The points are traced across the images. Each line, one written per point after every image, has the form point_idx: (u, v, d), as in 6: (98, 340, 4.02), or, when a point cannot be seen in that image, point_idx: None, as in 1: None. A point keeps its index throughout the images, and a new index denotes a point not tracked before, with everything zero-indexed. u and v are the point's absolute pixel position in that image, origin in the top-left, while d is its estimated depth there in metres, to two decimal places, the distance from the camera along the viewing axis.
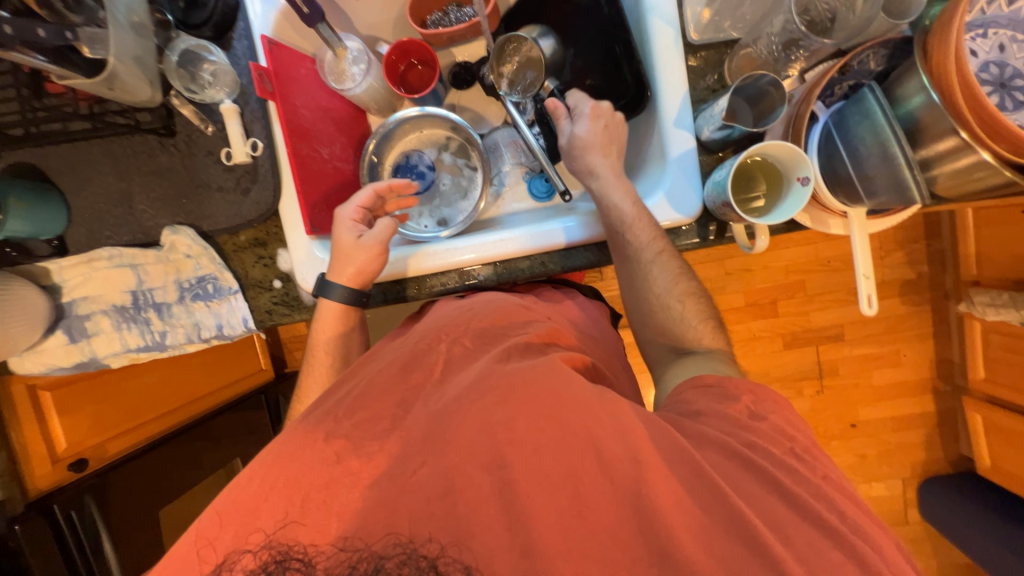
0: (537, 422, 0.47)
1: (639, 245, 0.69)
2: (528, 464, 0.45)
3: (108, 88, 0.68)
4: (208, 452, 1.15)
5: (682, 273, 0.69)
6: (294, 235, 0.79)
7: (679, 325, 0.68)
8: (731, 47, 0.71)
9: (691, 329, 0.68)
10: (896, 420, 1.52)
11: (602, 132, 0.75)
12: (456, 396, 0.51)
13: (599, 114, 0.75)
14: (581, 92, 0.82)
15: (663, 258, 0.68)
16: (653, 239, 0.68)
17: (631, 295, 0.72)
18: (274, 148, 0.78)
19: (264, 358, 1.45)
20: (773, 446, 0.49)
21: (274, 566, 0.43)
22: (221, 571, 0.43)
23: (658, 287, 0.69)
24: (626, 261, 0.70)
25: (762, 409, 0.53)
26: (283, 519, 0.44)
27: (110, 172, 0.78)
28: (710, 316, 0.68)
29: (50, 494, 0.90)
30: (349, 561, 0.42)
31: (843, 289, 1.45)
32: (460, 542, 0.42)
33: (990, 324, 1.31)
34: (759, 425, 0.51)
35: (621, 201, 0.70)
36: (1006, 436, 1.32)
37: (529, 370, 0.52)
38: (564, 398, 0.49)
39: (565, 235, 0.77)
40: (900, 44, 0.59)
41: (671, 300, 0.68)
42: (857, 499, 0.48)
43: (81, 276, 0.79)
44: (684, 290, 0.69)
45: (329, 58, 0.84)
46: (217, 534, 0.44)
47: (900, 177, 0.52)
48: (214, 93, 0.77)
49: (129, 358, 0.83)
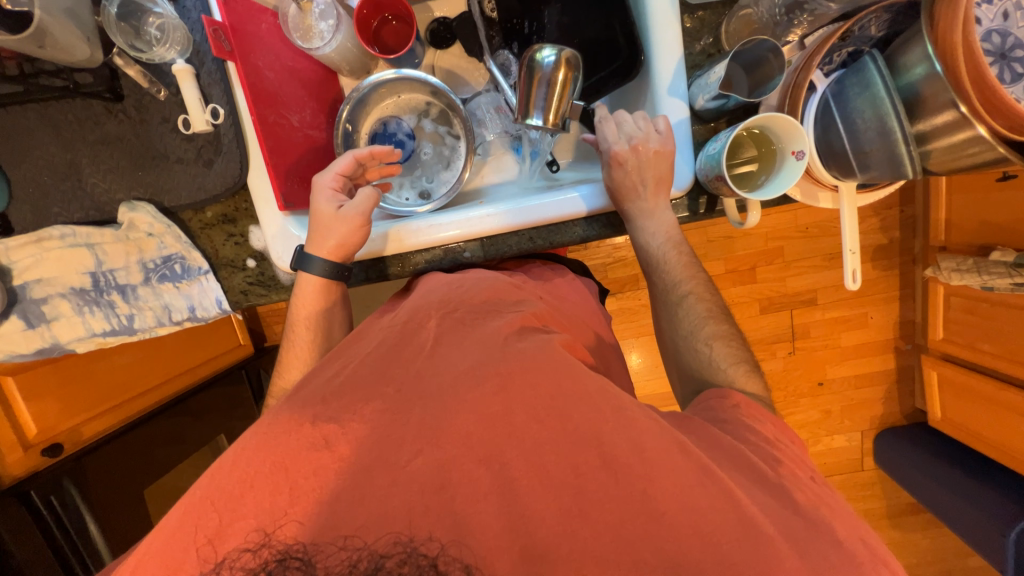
0: (537, 412, 0.47)
1: (672, 280, 0.71)
2: (528, 454, 0.46)
3: (37, 47, 0.61)
4: (190, 431, 1.13)
5: (711, 316, 0.68)
6: (266, 210, 0.74)
7: (708, 369, 0.65)
8: (729, 7, 0.68)
9: (721, 372, 0.63)
10: (860, 377, 1.61)
11: (625, 179, 0.69)
12: (449, 381, 0.50)
13: (624, 159, 0.68)
14: (614, 119, 0.71)
15: (691, 300, 0.69)
16: (681, 281, 0.70)
17: (663, 335, 0.73)
18: (237, 116, 0.72)
19: (242, 333, 1.40)
20: (801, 469, 0.52)
21: (274, 565, 0.42)
22: (221, 570, 0.42)
23: (685, 328, 0.68)
24: (658, 294, 0.73)
25: (784, 441, 0.55)
26: (280, 517, 0.43)
27: (51, 141, 0.70)
28: (747, 364, 0.64)
29: (27, 479, 0.87)
30: (349, 560, 0.41)
31: (819, 254, 1.48)
32: (458, 541, 0.43)
33: (952, 288, 1.37)
34: (784, 448, 0.54)
35: (654, 242, 0.70)
36: (958, 390, 1.42)
37: (526, 357, 0.51)
38: (564, 383, 0.49)
39: (584, 204, 0.75)
40: (904, 8, 0.56)
41: (698, 342, 0.67)
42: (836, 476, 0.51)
43: (30, 257, 0.72)
44: (714, 332, 0.66)
45: (291, 11, 0.75)
46: (210, 536, 0.43)
47: (895, 152, 0.52)
48: (164, 52, 0.69)
49: (96, 343, 0.78)
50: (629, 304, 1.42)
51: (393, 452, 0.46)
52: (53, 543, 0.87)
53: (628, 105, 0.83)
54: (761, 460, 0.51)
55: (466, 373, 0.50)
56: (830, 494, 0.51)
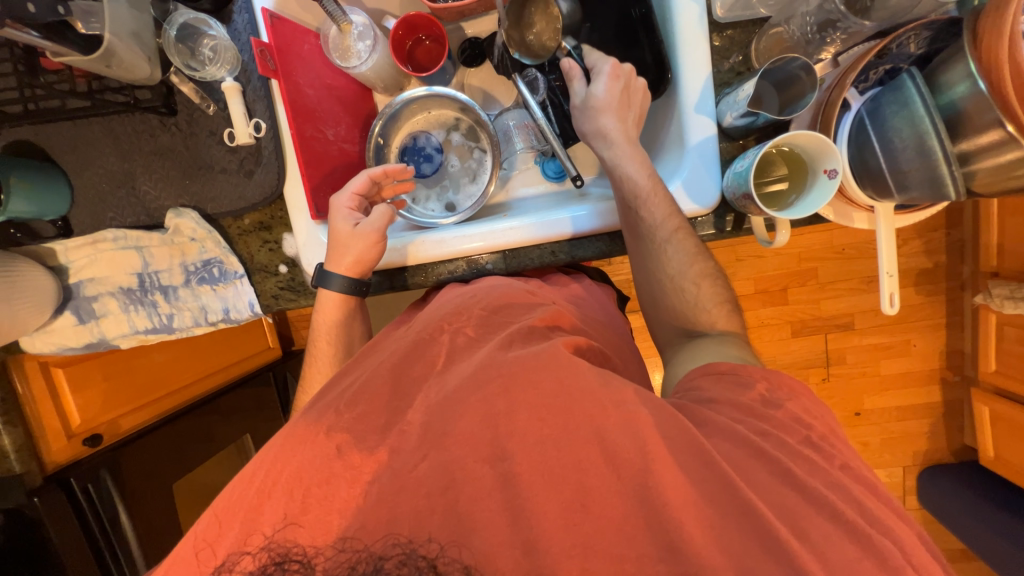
0: (541, 418, 0.47)
1: (653, 222, 0.67)
2: (530, 457, 0.45)
3: (105, 66, 0.64)
4: (219, 426, 1.17)
5: (698, 253, 0.66)
6: (299, 219, 0.78)
7: (693, 310, 0.66)
8: (760, 26, 0.67)
9: (705, 312, 0.66)
10: (903, 409, 1.51)
11: (619, 92, 0.72)
12: (456, 385, 0.51)
13: (619, 74, 0.73)
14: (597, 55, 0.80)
15: (679, 238, 0.66)
16: (665, 219, 0.66)
17: (642, 273, 0.69)
18: (277, 130, 0.75)
19: (272, 337, 1.47)
20: (788, 436, 0.49)
21: (274, 567, 0.43)
22: (222, 571, 0.43)
23: (673, 267, 0.66)
24: (639, 239, 0.68)
25: (777, 397, 0.53)
26: (284, 520, 0.44)
27: (111, 152, 0.76)
28: (726, 299, 0.66)
29: (68, 467, 0.92)
30: (349, 562, 0.42)
31: (854, 277, 1.42)
32: (458, 542, 0.42)
33: (1005, 317, 1.28)
34: (776, 414, 0.51)
35: (636, 172, 0.69)
36: (1012, 428, 1.31)
37: (530, 357, 0.51)
38: (568, 387, 0.49)
39: (572, 225, 0.76)
40: (945, 25, 0.54)
41: (686, 282, 0.66)
42: (867, 485, 0.48)
43: (85, 258, 0.80)
44: (701, 272, 0.66)
45: (333, 33, 0.80)
46: (217, 537, 0.45)
47: (937, 172, 0.50)
48: (215, 70, 0.74)
49: (139, 339, 0.84)
50: None
51: (402, 458, 0.47)
52: (91, 535, 0.91)
53: (656, 123, 0.82)
54: (779, 451, 0.47)
55: (472, 376, 0.51)
56: (826, 463, 0.48)
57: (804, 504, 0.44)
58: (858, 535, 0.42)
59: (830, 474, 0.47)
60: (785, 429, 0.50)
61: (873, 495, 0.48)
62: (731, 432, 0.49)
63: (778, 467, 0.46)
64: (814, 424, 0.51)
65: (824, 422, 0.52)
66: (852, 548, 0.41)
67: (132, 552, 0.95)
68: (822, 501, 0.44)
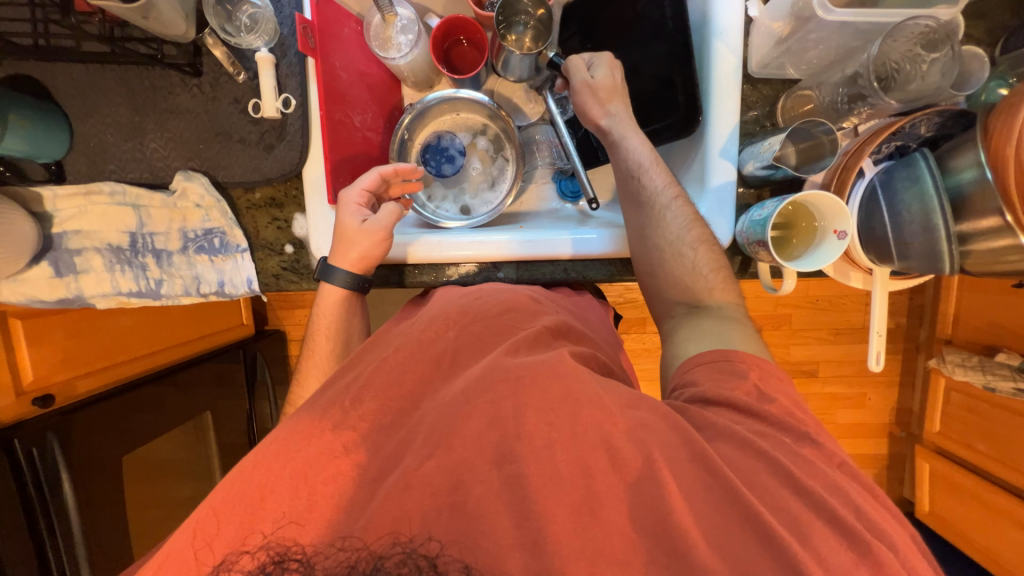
0: (548, 417, 0.48)
1: (654, 191, 0.70)
2: (542, 463, 0.45)
3: (142, 17, 0.62)
4: (174, 398, 1.09)
5: (696, 220, 0.69)
6: (314, 201, 0.76)
7: (691, 274, 0.67)
8: (789, 86, 0.74)
9: (702, 278, 0.67)
10: (857, 458, 1.60)
11: (619, 79, 0.76)
12: (464, 388, 0.51)
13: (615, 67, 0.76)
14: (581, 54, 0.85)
15: (678, 205, 0.69)
16: (663, 188, 0.70)
17: (641, 243, 0.70)
18: (306, 108, 0.74)
19: (247, 313, 1.44)
20: (787, 435, 0.51)
21: (273, 566, 0.41)
22: (220, 571, 0.42)
23: (672, 231, 0.68)
24: (641, 207, 0.70)
25: (769, 390, 0.55)
26: (283, 517, 0.44)
27: (122, 103, 0.73)
28: (722, 267, 0.68)
29: (14, 426, 0.84)
30: (348, 561, 0.41)
31: (825, 328, 1.50)
32: (462, 543, 0.42)
33: (953, 383, 1.37)
34: (770, 406, 0.53)
35: (639, 146, 0.72)
36: (949, 487, 1.41)
37: (540, 363, 0.52)
38: (575, 393, 0.49)
39: (571, 246, 0.77)
40: (954, 115, 0.60)
41: (685, 247, 0.68)
42: (860, 482, 0.50)
43: (77, 208, 0.75)
44: (698, 237, 0.68)
45: (375, 22, 0.79)
46: (215, 533, 0.44)
47: (936, 248, 0.54)
48: (253, 39, 0.72)
49: (119, 302, 0.80)
50: (636, 346, 1.44)
51: (408, 457, 0.46)
52: (27, 503, 0.83)
53: (675, 160, 0.85)
54: (778, 451, 0.49)
55: (478, 379, 0.51)
56: (825, 463, 0.50)
57: (809, 516, 0.45)
58: (858, 546, 0.44)
59: (828, 476, 0.48)
60: (783, 428, 0.52)
61: (869, 496, 0.49)
62: (731, 440, 0.50)
63: (784, 488, 0.47)
64: (806, 419, 0.54)
65: (813, 417, 0.55)
66: (849, 555, 0.43)
67: (71, 523, 0.87)
68: (818, 502, 0.46)
